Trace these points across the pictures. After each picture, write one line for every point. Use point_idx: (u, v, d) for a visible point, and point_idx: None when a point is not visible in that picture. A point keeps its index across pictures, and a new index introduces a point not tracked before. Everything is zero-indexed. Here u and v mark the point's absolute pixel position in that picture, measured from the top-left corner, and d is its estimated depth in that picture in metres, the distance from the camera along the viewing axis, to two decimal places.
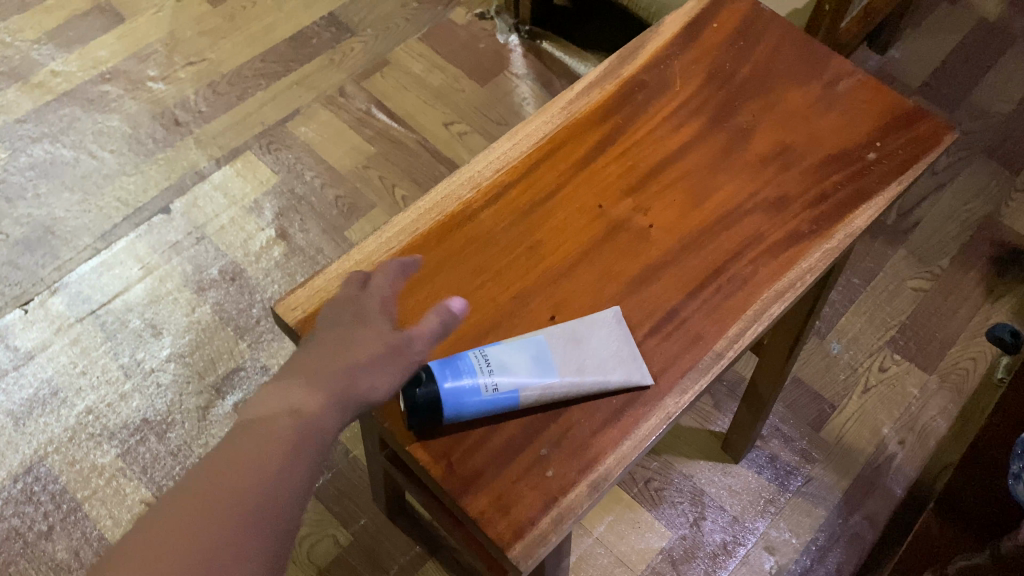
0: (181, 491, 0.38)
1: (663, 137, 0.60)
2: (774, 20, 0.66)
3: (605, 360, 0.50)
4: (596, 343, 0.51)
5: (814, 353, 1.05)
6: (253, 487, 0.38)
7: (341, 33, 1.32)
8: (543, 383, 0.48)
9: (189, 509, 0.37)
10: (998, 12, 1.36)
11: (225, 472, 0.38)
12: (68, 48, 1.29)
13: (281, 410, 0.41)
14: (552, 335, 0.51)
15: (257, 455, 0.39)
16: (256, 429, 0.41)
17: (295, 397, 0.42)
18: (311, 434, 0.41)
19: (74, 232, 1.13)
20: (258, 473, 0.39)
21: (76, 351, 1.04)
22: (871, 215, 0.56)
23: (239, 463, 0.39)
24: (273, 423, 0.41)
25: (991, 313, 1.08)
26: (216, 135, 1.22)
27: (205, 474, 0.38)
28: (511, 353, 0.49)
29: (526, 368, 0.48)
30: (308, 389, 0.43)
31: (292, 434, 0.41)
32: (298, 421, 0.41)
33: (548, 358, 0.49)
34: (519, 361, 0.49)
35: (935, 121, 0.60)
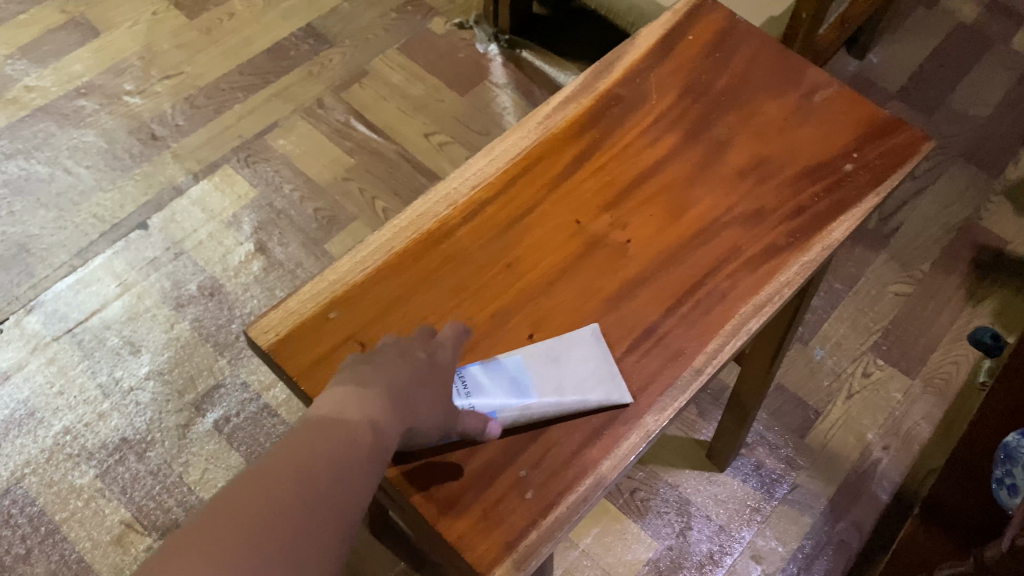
0: (253, 483, 0.37)
1: (640, 151, 0.60)
2: (750, 31, 0.65)
3: (586, 379, 0.50)
4: (575, 363, 0.51)
5: (798, 359, 1.05)
6: (325, 494, 0.38)
7: (320, 45, 1.31)
8: (522, 404, 0.48)
9: (264, 505, 0.36)
10: (975, 16, 1.37)
11: (298, 470, 0.38)
12: (42, 63, 1.28)
13: (357, 422, 0.41)
14: (531, 356, 0.51)
15: (331, 461, 0.39)
16: (329, 435, 0.40)
17: (370, 414, 0.42)
18: (381, 454, 0.41)
19: (50, 250, 1.11)
20: (330, 481, 0.38)
21: (52, 370, 1.02)
22: (849, 226, 0.56)
23: (311, 466, 0.38)
24: (344, 431, 0.41)
25: (973, 317, 1.08)
26: (194, 149, 1.20)
27: (277, 471, 0.37)
28: (490, 377, 0.49)
29: (504, 391, 0.49)
30: (385, 410, 0.43)
31: (362, 447, 0.40)
32: (371, 437, 0.41)
33: (527, 380, 0.50)
34: (498, 384, 0.49)
35: (912, 131, 0.60)
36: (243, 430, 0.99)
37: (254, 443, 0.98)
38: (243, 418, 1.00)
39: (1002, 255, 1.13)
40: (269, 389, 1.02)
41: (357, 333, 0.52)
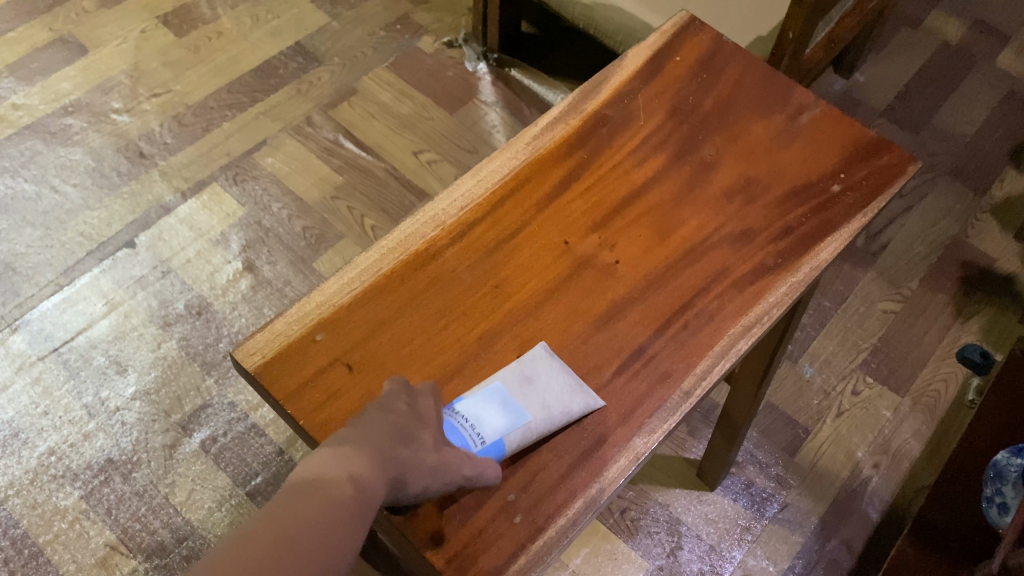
0: (237, 555, 0.33)
1: (628, 171, 0.60)
2: (736, 51, 0.66)
3: (573, 384, 0.50)
4: (556, 372, 0.50)
5: (787, 377, 1.05)
6: (316, 562, 0.34)
7: (309, 63, 1.32)
8: (528, 425, 0.47)
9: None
10: (959, 35, 1.38)
11: (284, 541, 0.34)
12: (30, 80, 1.28)
13: (340, 482, 0.38)
14: (514, 372, 0.49)
15: (318, 524, 0.35)
16: (313, 497, 0.36)
17: (355, 473, 0.39)
18: (368, 511, 0.38)
19: (36, 268, 1.10)
20: (318, 547, 0.35)
21: (38, 390, 1.01)
22: (836, 247, 0.56)
23: (296, 534, 0.34)
24: (328, 491, 0.37)
25: (961, 334, 1.08)
26: (182, 167, 1.20)
27: (262, 542, 0.34)
28: (480, 407, 0.47)
29: (500, 416, 0.47)
30: (368, 467, 0.39)
31: (345, 507, 0.37)
32: (356, 496, 0.38)
33: (519, 399, 0.48)
34: (495, 412, 0.47)
35: (898, 152, 0.60)
36: (230, 450, 0.98)
37: (241, 463, 0.98)
38: (230, 438, 0.99)
39: (989, 273, 1.14)
40: (256, 409, 1.01)
41: (343, 355, 0.52)
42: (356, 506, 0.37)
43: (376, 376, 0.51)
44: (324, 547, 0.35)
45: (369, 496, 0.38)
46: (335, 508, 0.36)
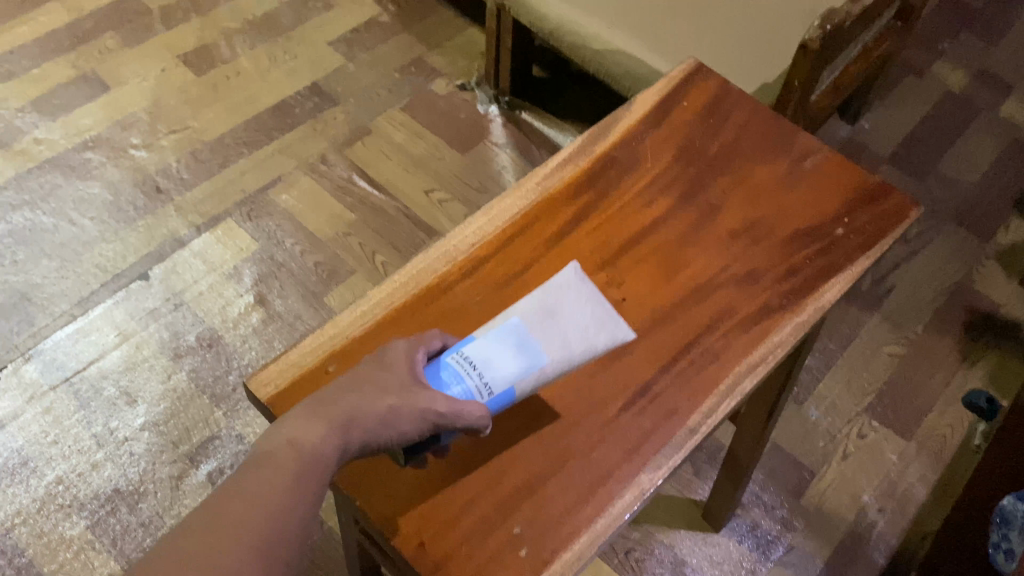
0: (194, 533, 0.38)
1: (635, 212, 0.61)
2: (742, 98, 0.68)
3: (593, 325, 0.50)
4: (569, 314, 0.50)
5: (793, 419, 1.06)
6: (274, 527, 0.39)
7: (324, 103, 1.35)
8: (540, 369, 0.48)
9: (207, 552, 0.37)
10: (963, 84, 1.40)
11: (237, 512, 0.39)
12: (52, 116, 1.31)
13: (292, 449, 0.42)
14: (527, 314, 0.50)
15: (269, 492, 0.40)
16: (264, 468, 0.41)
17: (306, 438, 0.42)
18: (323, 470, 0.42)
19: (51, 299, 1.12)
20: (275, 515, 0.40)
21: (48, 420, 1.02)
22: (840, 288, 0.57)
23: (249, 504, 0.39)
24: (278, 460, 0.41)
25: (967, 379, 1.09)
26: (197, 202, 1.22)
27: (215, 518, 0.39)
28: (493, 350, 0.48)
29: (512, 361, 0.48)
30: (319, 429, 0.43)
31: (294, 472, 0.41)
32: (307, 460, 0.42)
33: (534, 341, 0.49)
34: (508, 356, 0.48)
35: (900, 197, 0.62)
36: None
37: None
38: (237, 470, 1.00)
39: (994, 318, 1.14)
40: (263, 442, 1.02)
41: None
42: (307, 468, 0.42)
43: None
44: (276, 509, 0.40)
45: (321, 457, 0.42)
46: (284, 474, 0.41)
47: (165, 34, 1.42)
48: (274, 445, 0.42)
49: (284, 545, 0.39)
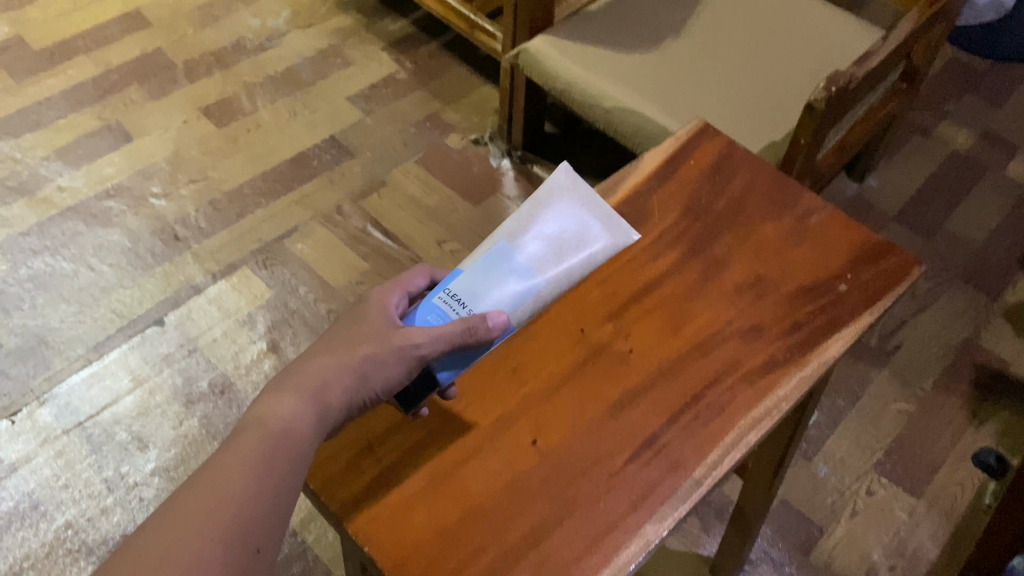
0: (173, 513, 0.43)
1: (643, 265, 0.63)
2: (747, 156, 0.69)
3: (573, 241, 0.59)
4: (540, 242, 0.58)
5: (801, 475, 1.05)
6: (263, 489, 0.45)
7: (341, 156, 1.38)
8: (536, 290, 0.57)
9: (183, 528, 0.42)
10: (969, 144, 1.42)
11: (213, 492, 0.44)
12: (76, 165, 1.34)
13: (269, 423, 0.47)
14: (505, 250, 0.57)
15: (243, 472, 0.45)
16: (242, 448, 0.46)
17: (282, 409, 0.48)
18: (301, 435, 0.48)
19: (67, 343, 1.14)
20: (265, 478, 0.46)
21: (60, 464, 1.03)
22: (844, 344, 0.58)
23: (223, 484, 0.45)
24: (253, 440, 0.47)
25: (976, 437, 1.08)
26: (214, 250, 1.25)
27: (197, 497, 0.44)
28: (488, 279, 0.56)
29: (501, 292, 0.55)
30: (294, 397, 0.49)
31: (268, 449, 0.46)
32: (282, 432, 0.47)
33: (523, 264, 0.57)
34: (504, 283, 0.56)
35: (903, 255, 0.63)
36: None
37: None
38: None
39: (1003, 376, 1.14)
40: None
41: (366, 435, 0.55)
42: (280, 443, 0.47)
43: (397, 455, 0.54)
44: (248, 488, 0.45)
45: (292, 432, 0.48)
46: (259, 455, 0.46)
47: (189, 87, 1.47)
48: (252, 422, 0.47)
49: (257, 521, 0.44)
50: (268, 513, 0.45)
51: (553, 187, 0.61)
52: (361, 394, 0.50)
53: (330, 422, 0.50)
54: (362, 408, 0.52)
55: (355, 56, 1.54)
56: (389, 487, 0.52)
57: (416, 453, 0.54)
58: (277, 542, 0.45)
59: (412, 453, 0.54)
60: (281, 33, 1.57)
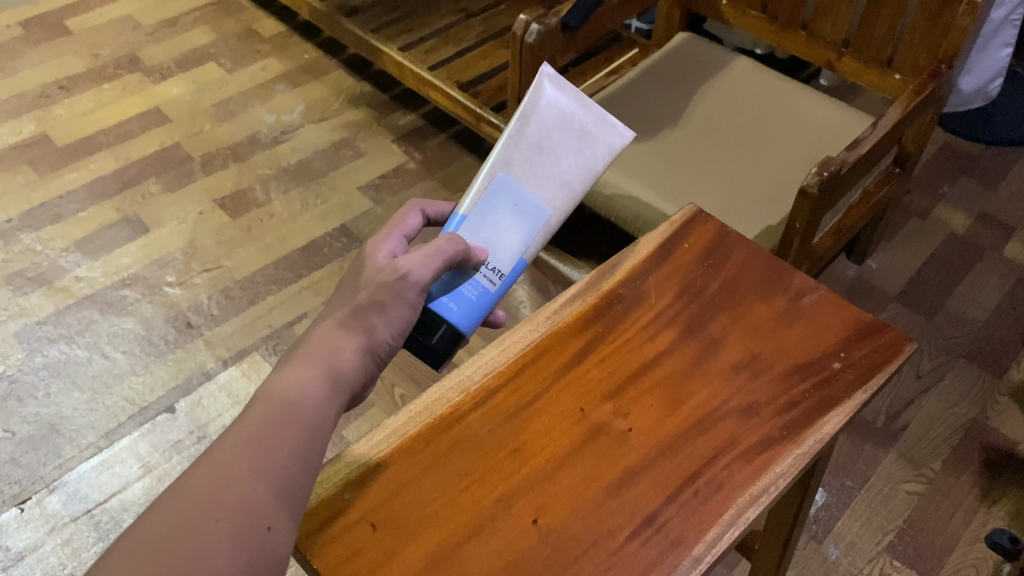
0: (177, 495, 0.41)
1: (640, 344, 0.64)
2: (741, 240, 0.72)
3: (575, 158, 0.60)
4: (546, 168, 0.59)
5: (811, 559, 1.04)
6: (271, 464, 0.42)
7: (352, 243, 1.42)
8: (544, 224, 0.59)
9: (189, 512, 0.40)
10: (966, 226, 1.45)
11: (218, 471, 0.42)
12: (93, 255, 1.38)
13: (275, 393, 0.45)
14: (512, 185, 0.59)
15: (249, 447, 0.43)
16: (248, 421, 0.44)
17: (288, 379, 0.46)
18: (308, 410, 0.45)
19: (78, 430, 1.15)
20: (271, 452, 0.43)
21: (66, 551, 1.03)
22: (839, 420, 0.59)
23: (228, 462, 0.42)
24: (259, 413, 0.44)
25: (988, 519, 1.07)
26: (226, 336, 1.27)
27: (202, 473, 0.42)
28: (493, 222, 0.59)
29: (515, 237, 0.59)
30: (298, 363, 0.48)
31: (276, 421, 0.44)
32: (289, 400, 0.45)
33: (529, 199, 0.59)
34: (511, 223, 0.59)
35: (895, 334, 0.64)
36: None
37: None
38: None
39: (1013, 456, 1.14)
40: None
41: (368, 514, 0.55)
42: (287, 414, 0.44)
43: (399, 534, 0.54)
44: (256, 466, 0.42)
45: (302, 402, 0.45)
46: (265, 429, 0.44)
47: (205, 180, 1.52)
48: (257, 392, 0.45)
49: (267, 499, 0.41)
50: (281, 491, 0.42)
51: (545, 98, 0.60)
52: (371, 346, 0.51)
53: (343, 389, 0.48)
54: (377, 366, 0.52)
55: (366, 148, 1.60)
56: (391, 568, 0.53)
57: (418, 532, 0.54)
58: (294, 522, 0.42)
59: (414, 532, 0.54)
60: (295, 127, 1.63)
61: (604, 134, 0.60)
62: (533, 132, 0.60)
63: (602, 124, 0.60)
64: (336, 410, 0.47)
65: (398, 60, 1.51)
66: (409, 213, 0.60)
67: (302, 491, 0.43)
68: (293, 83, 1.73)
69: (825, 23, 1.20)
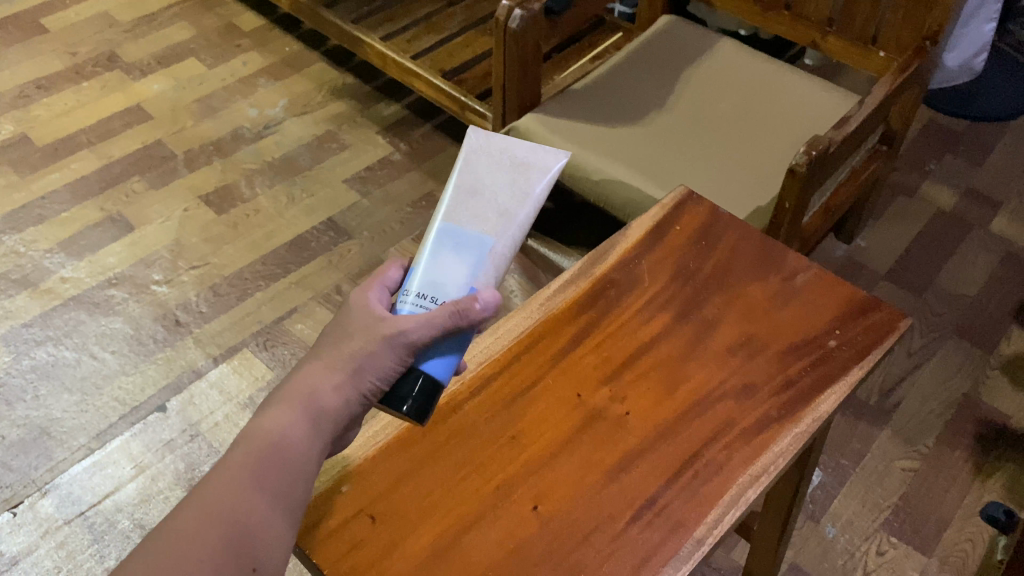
0: (162, 535, 0.43)
1: (636, 328, 0.64)
2: (732, 221, 0.71)
3: (512, 184, 0.52)
4: (482, 196, 0.52)
5: (809, 538, 1.04)
6: (252, 507, 0.45)
7: (339, 237, 1.41)
8: (490, 254, 0.52)
9: (174, 553, 0.42)
10: (952, 202, 1.45)
11: (202, 514, 0.44)
12: (78, 256, 1.37)
13: (258, 433, 0.46)
14: (450, 220, 0.52)
15: (231, 491, 0.45)
16: (230, 464, 0.46)
17: (269, 421, 0.47)
18: (290, 450, 0.46)
19: (69, 432, 1.14)
20: (253, 496, 0.45)
21: (61, 554, 1.02)
22: (836, 399, 0.59)
23: (212, 504, 0.44)
24: (244, 453, 0.46)
25: (983, 492, 1.08)
26: (215, 334, 1.26)
27: (186, 516, 0.44)
28: (432, 265, 0.52)
29: (462, 272, 0.51)
30: (280, 406, 0.47)
31: (260, 462, 0.46)
32: (272, 442, 0.46)
33: (466, 233, 0.52)
34: (454, 260, 0.52)
35: (889, 310, 0.64)
36: None
37: None
38: None
39: (1006, 430, 1.14)
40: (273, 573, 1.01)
41: (367, 506, 0.55)
42: (269, 456, 0.46)
43: (399, 526, 0.54)
44: (236, 509, 0.44)
45: (284, 442, 0.46)
46: (248, 470, 0.45)
47: (189, 177, 1.51)
48: (242, 432, 0.47)
49: (250, 542, 0.44)
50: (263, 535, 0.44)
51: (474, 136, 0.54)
52: (355, 390, 0.48)
53: (325, 433, 0.47)
54: (364, 409, 0.49)
55: (351, 140, 1.59)
56: (391, 560, 0.52)
57: (418, 524, 0.54)
58: (278, 562, 0.45)
59: (414, 524, 0.54)
60: (278, 121, 1.62)
61: (540, 158, 0.53)
62: (464, 164, 0.53)
63: (534, 147, 0.53)
64: (319, 453, 0.47)
65: (380, 50, 1.50)
66: (390, 264, 0.54)
67: (285, 534, 0.45)
68: (275, 77, 1.72)
69: (809, 2, 1.20)
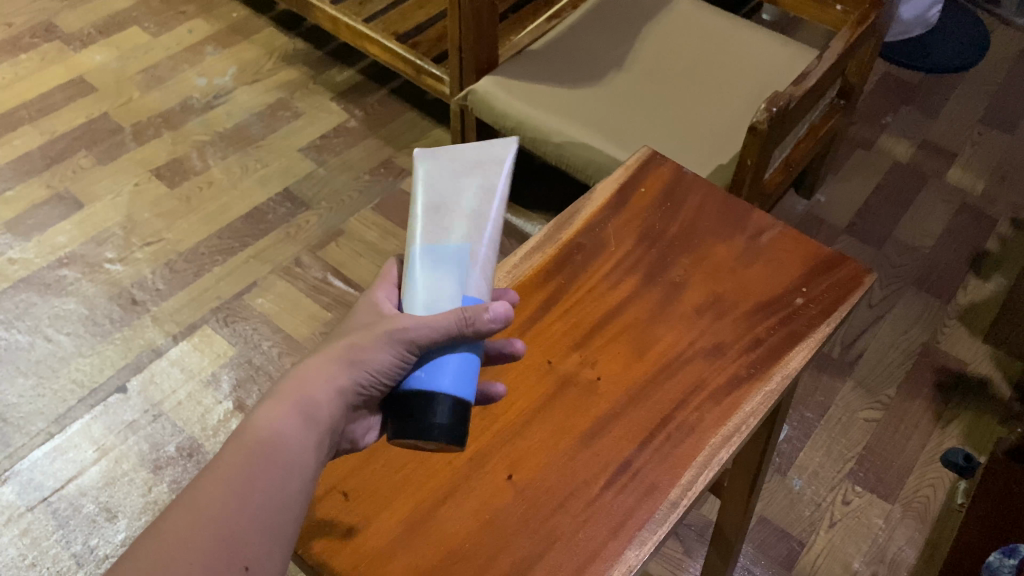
0: (152, 537, 0.41)
1: (603, 293, 0.64)
2: (696, 181, 0.71)
3: (470, 175, 0.47)
4: (443, 193, 0.47)
5: (777, 491, 1.06)
6: (246, 507, 0.42)
7: (297, 208, 1.38)
8: (474, 259, 0.45)
9: (163, 555, 0.40)
10: (909, 155, 1.47)
11: (190, 513, 0.42)
12: (26, 236, 1.32)
13: (252, 429, 0.44)
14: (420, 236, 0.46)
15: (219, 488, 0.42)
16: (219, 462, 0.43)
17: (261, 416, 0.45)
18: (283, 451, 0.44)
19: (26, 418, 1.11)
20: (247, 495, 0.43)
21: (25, 542, 1.00)
22: (805, 355, 0.59)
23: (202, 503, 0.42)
24: (235, 450, 0.44)
25: (943, 439, 1.10)
26: (173, 312, 1.23)
27: (176, 516, 0.42)
28: (412, 289, 0.46)
29: (444, 282, 0.45)
30: (271, 402, 0.46)
31: (251, 461, 0.43)
32: (265, 437, 0.44)
33: (447, 248, 0.45)
34: (441, 275, 0.45)
35: (855, 265, 0.64)
36: None
37: None
38: None
39: (965, 377, 1.17)
40: None
41: (339, 483, 0.55)
42: (261, 454, 0.44)
43: (373, 501, 0.54)
44: (227, 508, 0.42)
45: (280, 440, 0.44)
46: (238, 468, 0.43)
47: (137, 151, 1.46)
48: (236, 428, 0.45)
49: (243, 540, 0.42)
50: (258, 534, 0.42)
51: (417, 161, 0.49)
52: (350, 385, 0.46)
53: (321, 427, 0.46)
54: (363, 399, 0.48)
55: (304, 108, 1.55)
56: (367, 536, 0.52)
57: (391, 499, 0.54)
58: (275, 562, 0.42)
59: (388, 499, 0.54)
60: (228, 90, 1.57)
61: (493, 158, 0.48)
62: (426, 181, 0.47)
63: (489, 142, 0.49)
64: (316, 442, 0.46)
65: (332, 14, 1.46)
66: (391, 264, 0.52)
67: (280, 534, 0.43)
68: (223, 44, 1.67)
69: None
